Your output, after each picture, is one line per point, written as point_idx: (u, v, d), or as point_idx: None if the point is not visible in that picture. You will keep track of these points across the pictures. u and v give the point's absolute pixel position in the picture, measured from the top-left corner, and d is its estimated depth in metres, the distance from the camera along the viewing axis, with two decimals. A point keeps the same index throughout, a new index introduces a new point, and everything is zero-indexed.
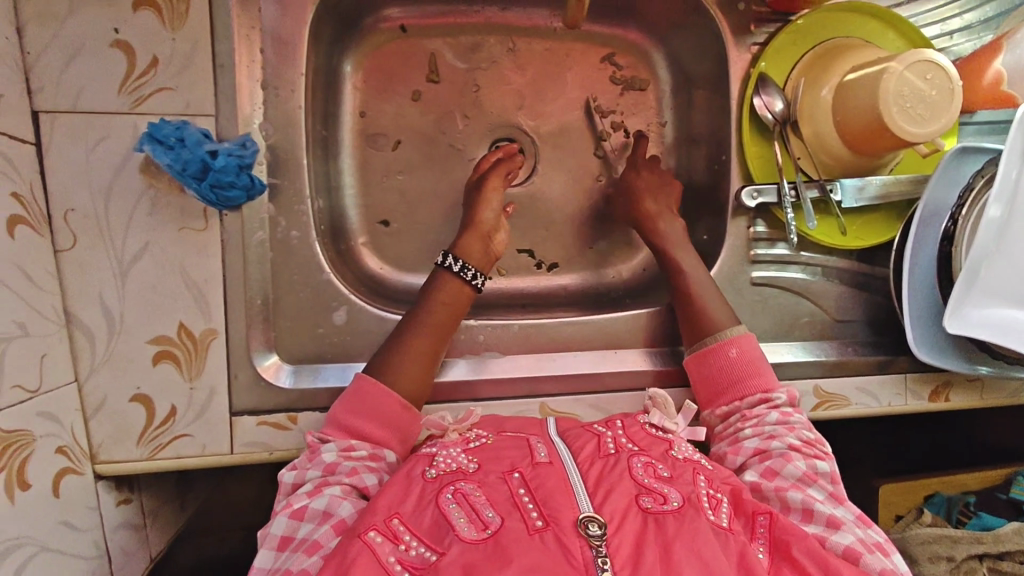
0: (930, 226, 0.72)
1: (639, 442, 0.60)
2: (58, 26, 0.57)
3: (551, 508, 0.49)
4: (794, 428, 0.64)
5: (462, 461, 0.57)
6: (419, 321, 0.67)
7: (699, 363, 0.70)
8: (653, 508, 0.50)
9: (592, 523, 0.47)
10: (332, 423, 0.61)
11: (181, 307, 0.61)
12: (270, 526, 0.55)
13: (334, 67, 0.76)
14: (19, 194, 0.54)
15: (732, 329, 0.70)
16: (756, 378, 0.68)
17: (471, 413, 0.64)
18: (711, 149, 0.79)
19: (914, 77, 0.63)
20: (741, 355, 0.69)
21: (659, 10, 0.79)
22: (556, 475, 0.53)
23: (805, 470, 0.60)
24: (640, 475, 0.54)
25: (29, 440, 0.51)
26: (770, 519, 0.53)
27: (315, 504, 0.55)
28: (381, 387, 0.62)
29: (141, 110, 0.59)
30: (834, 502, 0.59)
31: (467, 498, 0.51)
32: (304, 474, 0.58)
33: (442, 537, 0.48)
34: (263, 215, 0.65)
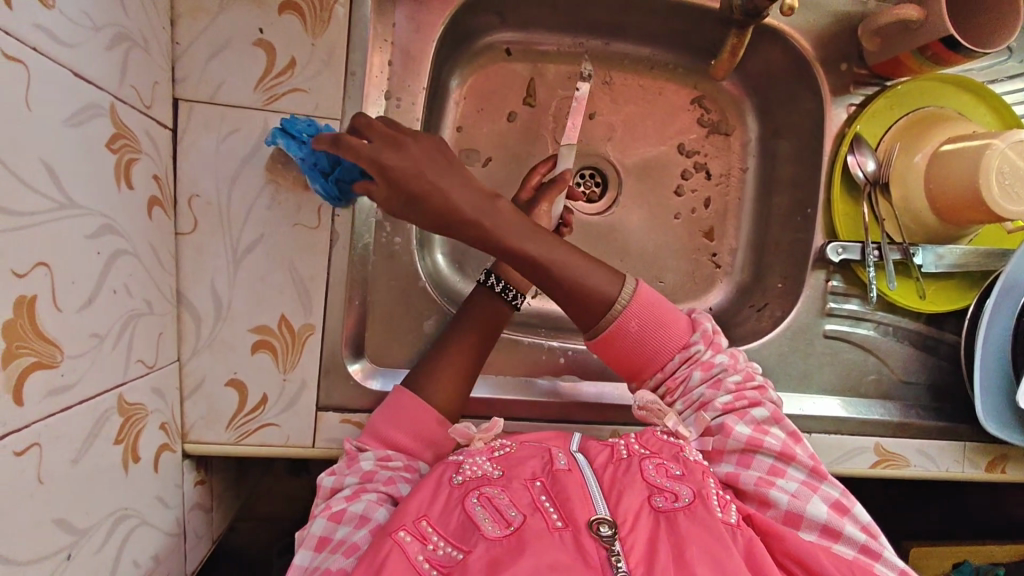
0: (1009, 300, 0.73)
1: (652, 447, 0.59)
2: (208, 20, 0.60)
3: (569, 510, 0.50)
4: (728, 381, 0.62)
5: (487, 467, 0.56)
6: (454, 337, 0.66)
7: (607, 344, 0.62)
8: (665, 508, 0.51)
9: (603, 526, 0.49)
10: (369, 433, 0.62)
11: (285, 299, 0.63)
12: (309, 528, 0.55)
13: (442, 82, 0.78)
14: (158, 176, 0.56)
15: (624, 293, 0.61)
16: (670, 340, 0.63)
17: (496, 423, 0.62)
18: (795, 200, 0.80)
19: (1015, 157, 0.66)
20: (641, 324, 0.61)
21: (757, 62, 0.81)
22: (574, 480, 0.53)
23: (774, 442, 0.60)
24: (652, 476, 0.54)
25: (143, 414, 0.53)
26: (759, 518, 0.54)
27: (353, 508, 0.56)
28: (419, 401, 0.62)
29: (272, 107, 0.61)
30: (814, 485, 0.57)
31: (491, 501, 0.52)
32: (342, 480, 0.59)
33: (468, 535, 0.50)
34: (369, 220, 0.67)
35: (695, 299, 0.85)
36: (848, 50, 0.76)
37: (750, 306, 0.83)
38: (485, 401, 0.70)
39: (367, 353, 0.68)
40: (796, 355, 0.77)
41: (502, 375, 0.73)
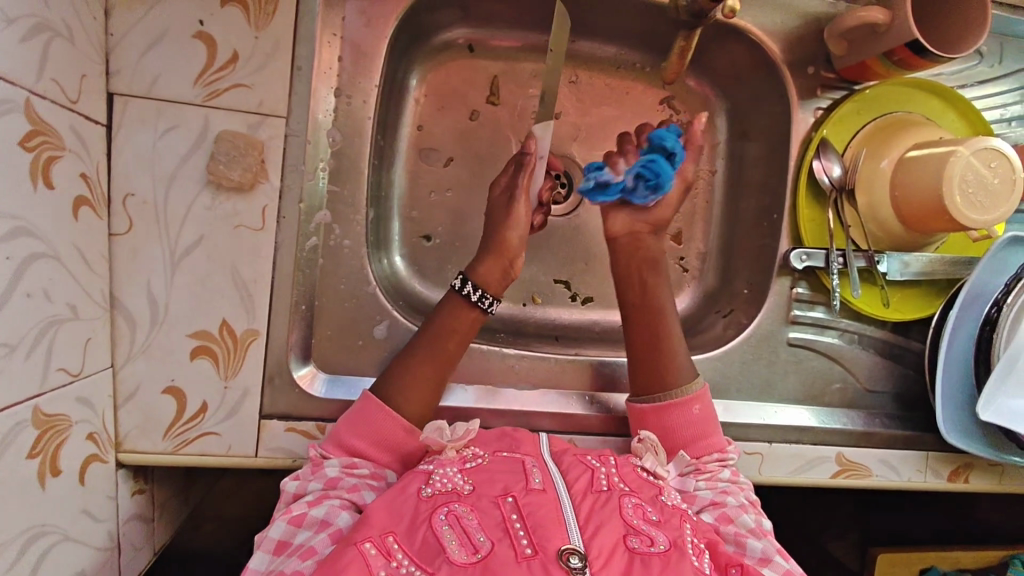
0: (972, 309, 0.73)
1: (632, 483, 0.57)
2: (144, 10, 0.57)
3: (541, 536, 0.47)
4: (743, 488, 0.64)
5: (458, 482, 0.54)
6: (423, 345, 0.64)
7: (657, 416, 0.66)
8: (640, 548, 0.48)
9: (573, 556, 0.46)
10: (333, 441, 0.59)
11: (226, 304, 0.60)
12: (267, 529, 0.53)
13: (400, 79, 0.75)
14: (86, 175, 0.53)
15: (693, 384, 0.66)
16: (711, 439, 0.65)
17: (467, 428, 0.59)
18: (761, 205, 0.79)
19: (979, 164, 0.65)
20: (703, 411, 0.65)
21: (726, 63, 0.79)
22: (548, 505, 0.50)
23: (758, 523, 0.59)
24: (629, 514, 0.52)
25: (66, 424, 0.51)
26: (743, 572, 0.52)
27: (314, 512, 0.53)
28: (386, 408, 0.60)
29: (213, 103, 0.59)
30: (784, 556, 0.57)
31: (459, 521, 0.50)
32: (306, 485, 0.56)
33: (432, 558, 0.47)
34: (317, 221, 0.65)
35: None
36: (815, 52, 0.74)
37: (716, 311, 0.81)
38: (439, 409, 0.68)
39: (315, 359, 0.65)
40: (760, 364, 0.76)
41: (455, 382, 0.70)
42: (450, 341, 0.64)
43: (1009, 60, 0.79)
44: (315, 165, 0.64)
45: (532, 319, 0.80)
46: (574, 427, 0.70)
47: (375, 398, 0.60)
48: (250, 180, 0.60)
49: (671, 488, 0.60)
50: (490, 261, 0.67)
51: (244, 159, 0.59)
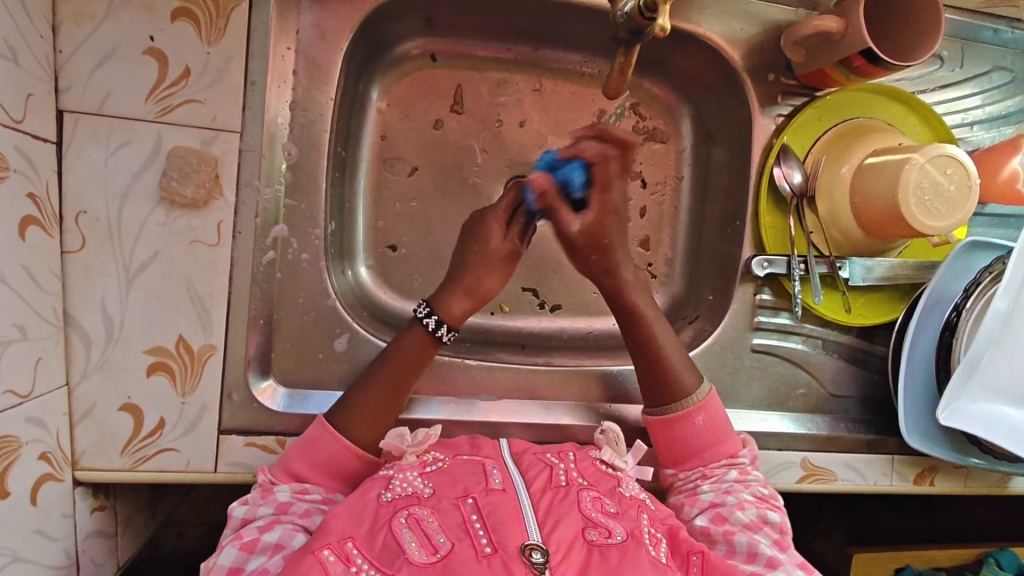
0: (933, 312, 0.73)
1: (589, 477, 0.57)
2: (94, 27, 0.57)
3: (501, 534, 0.47)
4: (749, 484, 0.63)
5: (418, 485, 0.53)
6: (369, 375, 0.62)
7: (664, 429, 0.66)
8: (599, 541, 0.48)
9: (535, 552, 0.45)
10: (282, 467, 0.58)
11: (183, 319, 0.60)
12: (216, 556, 0.52)
13: (360, 90, 0.75)
14: (35, 194, 0.53)
15: (697, 392, 0.66)
16: (722, 445, 0.65)
17: (428, 434, 0.59)
18: (725, 212, 0.79)
19: (934, 171, 0.66)
20: (708, 422, 0.65)
21: (689, 70, 0.79)
22: (508, 503, 0.50)
23: (753, 517, 0.59)
24: (588, 508, 0.51)
25: (15, 446, 0.51)
26: (703, 558, 0.52)
27: (267, 537, 0.52)
28: (338, 437, 0.59)
29: (166, 118, 0.59)
30: (779, 549, 0.57)
31: (420, 523, 0.48)
32: (256, 511, 0.55)
33: (392, 559, 0.46)
34: (273, 235, 0.65)
35: None
36: (775, 59, 0.74)
37: (683, 318, 0.81)
38: (400, 421, 0.67)
39: (274, 372, 0.65)
40: (724, 371, 0.76)
41: (415, 394, 0.70)
42: (405, 369, 0.63)
43: (969, 63, 0.79)
44: (272, 179, 0.64)
45: (499, 327, 0.80)
46: (538, 436, 0.70)
47: (329, 426, 0.60)
48: (204, 196, 0.59)
49: (631, 481, 0.60)
50: (459, 297, 0.64)
51: (197, 176, 0.59)
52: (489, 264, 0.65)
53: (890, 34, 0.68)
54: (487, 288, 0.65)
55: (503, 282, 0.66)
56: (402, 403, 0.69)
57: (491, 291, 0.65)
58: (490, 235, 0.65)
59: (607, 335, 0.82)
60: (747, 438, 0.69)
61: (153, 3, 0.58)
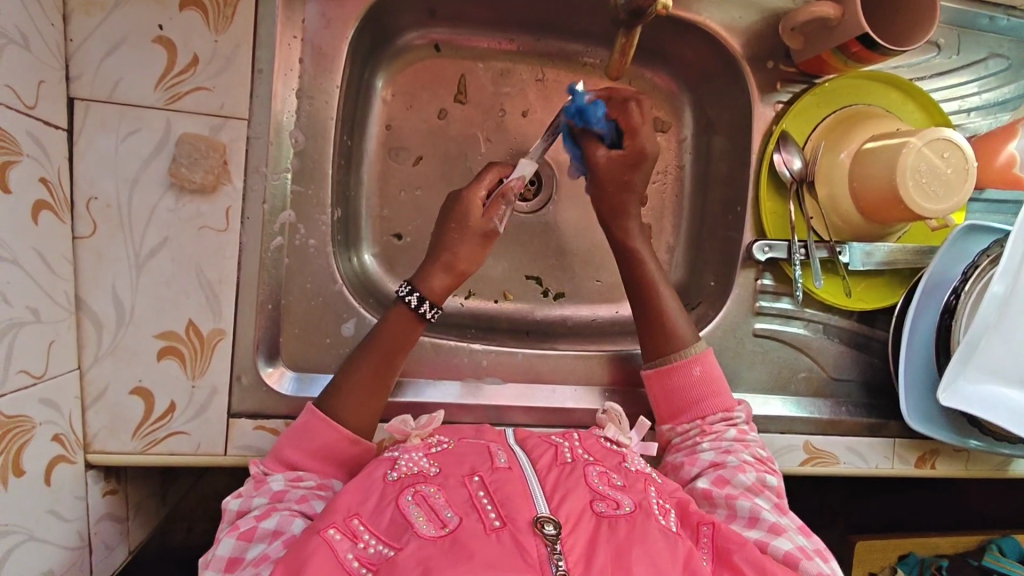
0: (932, 297, 0.74)
1: (595, 454, 0.57)
2: (103, 16, 0.58)
3: (509, 509, 0.47)
4: (749, 445, 0.64)
5: (423, 465, 0.54)
6: (353, 361, 0.63)
7: (661, 380, 0.67)
8: (607, 513, 0.48)
9: (548, 524, 0.45)
10: (274, 457, 0.59)
11: (192, 303, 0.61)
12: (215, 548, 0.52)
13: (365, 80, 0.76)
14: (47, 180, 0.54)
15: (694, 346, 0.68)
16: (717, 397, 0.66)
17: (432, 418, 0.61)
18: (726, 199, 0.80)
19: (931, 154, 0.67)
20: (704, 374, 0.67)
21: (689, 59, 0.80)
22: (514, 480, 0.50)
23: (754, 481, 0.60)
24: (594, 482, 0.52)
25: (29, 426, 0.52)
26: (714, 529, 0.52)
27: (264, 524, 0.53)
28: (330, 423, 0.60)
29: (175, 106, 0.60)
30: (779, 513, 0.58)
31: (427, 499, 0.49)
32: (250, 502, 0.56)
33: (400, 534, 0.46)
34: (281, 221, 0.66)
35: None
36: (774, 47, 0.75)
37: (685, 305, 0.82)
38: (406, 405, 0.68)
39: (282, 357, 0.66)
40: (727, 356, 0.76)
41: (421, 380, 0.71)
42: (393, 348, 0.63)
43: (966, 50, 0.80)
44: (280, 167, 0.65)
45: (503, 315, 0.81)
46: (544, 420, 0.71)
47: (319, 412, 0.61)
48: (212, 182, 0.60)
49: (636, 456, 0.60)
50: (440, 273, 0.65)
51: (206, 161, 0.60)
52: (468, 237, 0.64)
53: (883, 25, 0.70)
54: (465, 261, 0.65)
55: (482, 257, 0.66)
56: (408, 387, 0.69)
57: (469, 265, 0.65)
58: (469, 209, 0.65)
59: (610, 322, 0.83)
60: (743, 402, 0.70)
61: None
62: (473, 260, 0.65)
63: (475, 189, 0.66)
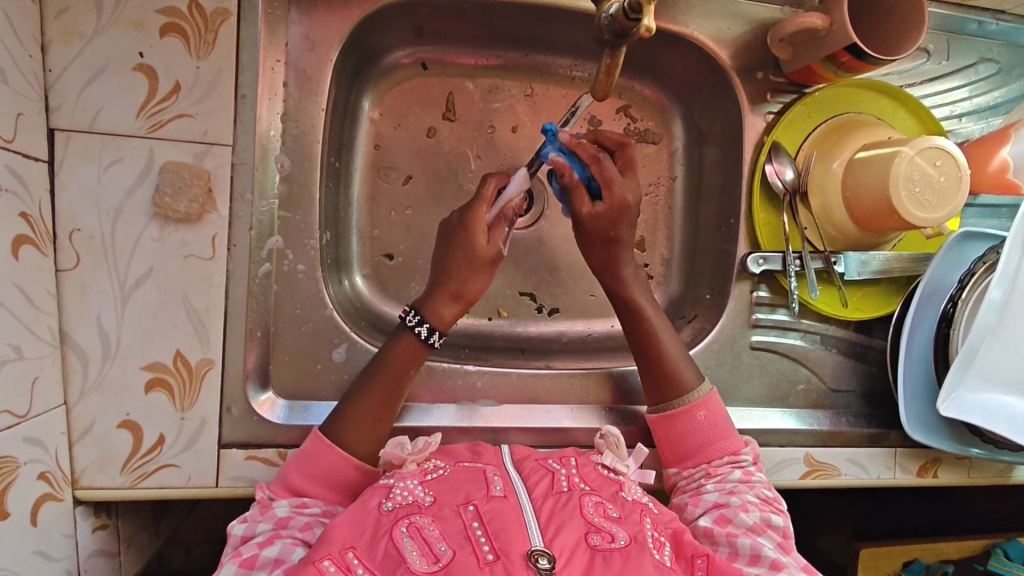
0: (930, 304, 0.73)
1: (592, 483, 0.56)
2: (83, 45, 0.57)
3: (503, 541, 0.46)
4: (754, 486, 0.62)
5: (418, 493, 0.53)
6: (357, 389, 0.62)
7: (666, 425, 0.66)
8: (601, 546, 0.47)
9: (541, 558, 0.44)
10: (280, 482, 0.58)
11: (180, 334, 0.60)
12: (217, 575, 0.51)
13: (352, 100, 0.75)
14: (28, 214, 0.53)
15: (697, 389, 0.66)
16: (724, 441, 0.65)
17: (428, 443, 0.59)
18: (719, 210, 0.80)
19: (924, 162, 0.66)
20: (709, 418, 0.65)
21: (677, 71, 0.80)
22: (510, 510, 0.49)
23: (757, 520, 0.58)
24: (590, 513, 0.51)
25: (14, 466, 0.51)
26: (708, 561, 0.51)
27: (266, 553, 0.51)
28: (333, 447, 0.59)
29: (158, 134, 0.59)
30: (783, 553, 0.57)
31: (421, 531, 0.48)
32: (255, 527, 0.54)
33: (393, 568, 0.45)
34: (269, 247, 0.65)
35: None
36: (763, 57, 0.75)
37: (681, 318, 0.81)
38: (399, 429, 0.67)
39: (273, 385, 0.65)
40: (724, 370, 0.76)
41: (416, 403, 0.70)
42: (396, 378, 0.62)
43: (955, 55, 0.79)
44: (266, 192, 0.65)
45: (497, 333, 0.80)
46: (540, 441, 0.70)
47: (325, 437, 0.59)
48: (197, 211, 0.59)
49: (632, 484, 0.59)
50: (446, 301, 0.63)
51: (190, 190, 0.59)
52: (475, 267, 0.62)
53: (874, 31, 0.69)
54: (474, 291, 0.64)
55: (488, 283, 0.64)
56: (402, 411, 0.68)
57: (461, 286, 0.64)
58: (473, 235, 0.62)
59: (606, 338, 0.82)
60: (751, 440, 0.68)
61: (142, 20, 0.58)
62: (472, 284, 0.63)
63: (479, 209, 0.63)
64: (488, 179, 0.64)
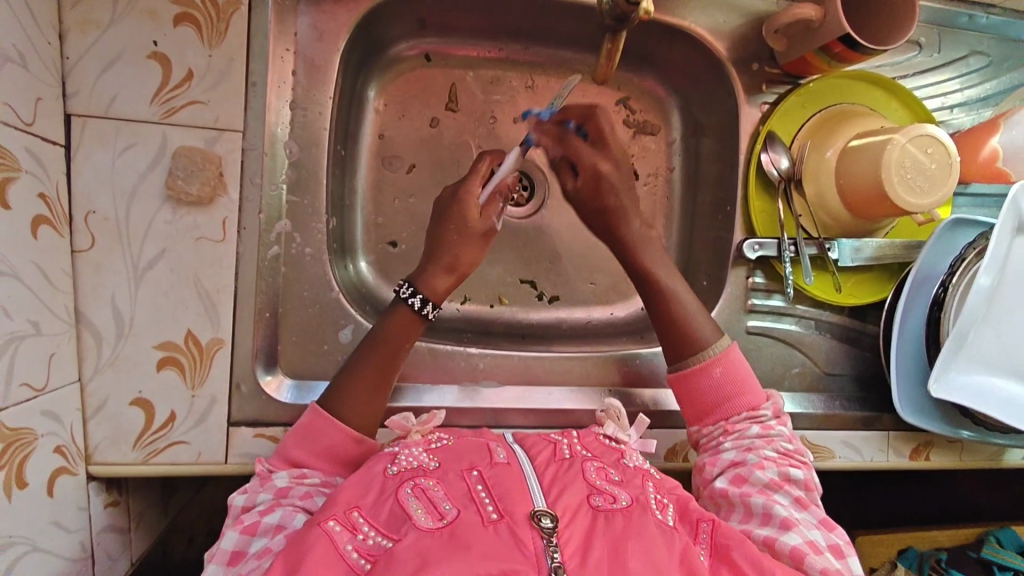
0: (921, 289, 0.75)
1: (594, 450, 0.58)
2: (98, 34, 0.59)
3: (507, 503, 0.48)
4: (773, 440, 0.63)
5: (423, 460, 0.54)
6: (354, 364, 0.63)
7: (683, 383, 0.66)
8: (603, 507, 0.49)
9: (544, 517, 0.46)
10: (280, 455, 0.59)
11: (191, 314, 0.62)
12: (219, 542, 0.53)
13: (357, 91, 0.77)
14: (46, 195, 0.55)
15: (716, 345, 0.66)
16: (742, 396, 0.65)
17: (433, 416, 0.62)
18: (716, 199, 0.81)
19: (915, 150, 0.68)
20: (727, 374, 0.65)
21: (675, 63, 0.82)
22: (512, 474, 0.51)
23: (774, 477, 0.60)
24: (592, 477, 0.53)
25: (31, 438, 0.53)
26: (712, 526, 0.52)
27: (268, 519, 0.53)
28: (333, 421, 0.60)
29: (170, 120, 0.61)
30: (800, 508, 0.59)
31: (426, 492, 0.50)
32: (255, 497, 0.56)
33: (399, 525, 0.47)
34: (277, 230, 0.67)
35: (625, 298, 0.85)
36: (758, 49, 0.77)
37: None
38: (403, 409, 0.69)
39: (281, 365, 0.67)
40: None
41: (420, 384, 0.71)
42: (392, 351, 0.63)
43: (947, 48, 0.81)
44: (275, 179, 0.67)
45: (499, 319, 0.82)
46: (540, 421, 0.71)
47: (323, 412, 0.61)
48: (209, 193, 0.61)
49: (635, 453, 0.61)
50: (440, 273, 0.65)
51: (202, 173, 0.61)
52: (458, 237, 0.64)
53: (867, 25, 0.71)
54: (466, 262, 0.65)
55: (482, 255, 0.66)
56: (406, 392, 0.70)
57: (464, 265, 0.66)
58: (468, 209, 0.65)
59: (605, 324, 0.84)
60: (772, 393, 0.68)
61: (156, 10, 0.60)
62: (471, 258, 0.65)
63: (471, 188, 0.66)
64: (483, 158, 0.69)
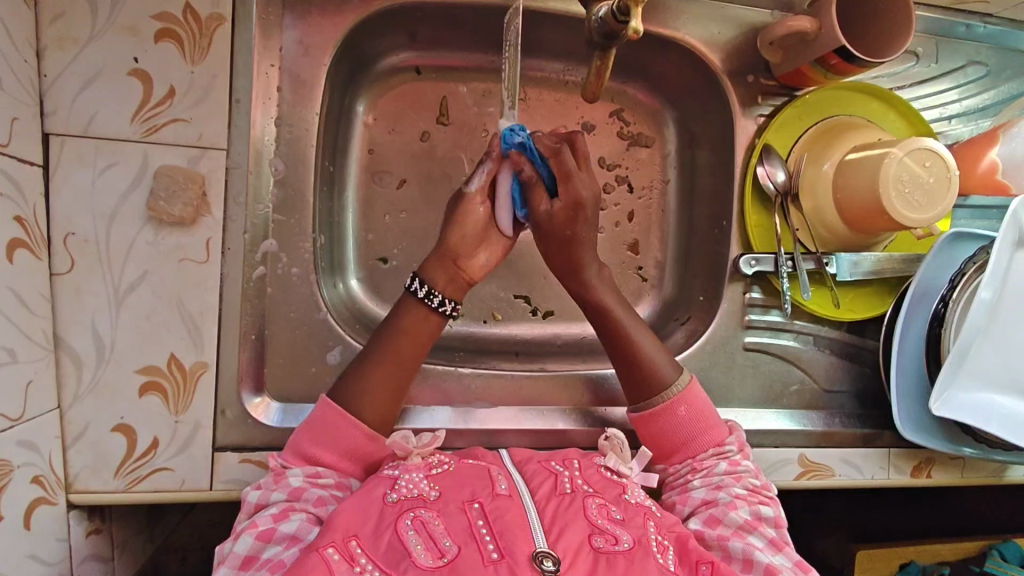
0: (920, 306, 0.74)
1: (595, 485, 0.56)
2: (78, 51, 0.57)
3: (508, 540, 0.46)
4: (741, 477, 0.61)
5: (424, 488, 0.52)
6: (369, 356, 0.61)
7: (649, 424, 0.65)
8: (605, 548, 0.48)
9: (546, 560, 0.45)
10: (292, 449, 0.57)
11: (175, 338, 0.60)
12: (232, 544, 0.51)
13: (346, 105, 0.76)
14: (22, 218, 0.53)
15: (678, 381, 0.65)
16: (709, 433, 0.64)
17: (435, 437, 0.59)
18: (713, 213, 0.80)
19: (913, 164, 0.67)
20: (691, 412, 0.64)
21: (669, 75, 0.80)
22: (514, 509, 0.50)
23: (748, 517, 0.58)
24: (593, 515, 0.51)
25: (8, 469, 0.51)
26: (713, 569, 0.51)
27: (284, 527, 0.51)
28: (349, 418, 0.58)
29: (152, 139, 0.59)
30: (775, 550, 0.56)
31: (425, 526, 0.48)
32: (269, 495, 0.54)
33: (398, 562, 0.45)
34: (263, 250, 0.66)
35: None
36: (754, 61, 0.75)
37: (675, 320, 0.81)
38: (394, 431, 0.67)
39: (268, 389, 0.65)
40: (718, 371, 0.76)
41: (410, 405, 0.70)
42: (410, 342, 0.62)
43: (944, 58, 0.80)
44: (261, 196, 0.65)
45: (492, 336, 0.80)
46: (535, 443, 0.70)
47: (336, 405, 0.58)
48: (192, 214, 0.60)
49: (636, 486, 0.59)
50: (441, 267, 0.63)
51: (185, 194, 0.59)
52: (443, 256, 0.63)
53: (876, 20, 0.69)
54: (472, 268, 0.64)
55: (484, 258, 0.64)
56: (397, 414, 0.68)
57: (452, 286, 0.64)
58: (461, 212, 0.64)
59: None
60: (733, 425, 0.67)
61: (136, 26, 0.58)
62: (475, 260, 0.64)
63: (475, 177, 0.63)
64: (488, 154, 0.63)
